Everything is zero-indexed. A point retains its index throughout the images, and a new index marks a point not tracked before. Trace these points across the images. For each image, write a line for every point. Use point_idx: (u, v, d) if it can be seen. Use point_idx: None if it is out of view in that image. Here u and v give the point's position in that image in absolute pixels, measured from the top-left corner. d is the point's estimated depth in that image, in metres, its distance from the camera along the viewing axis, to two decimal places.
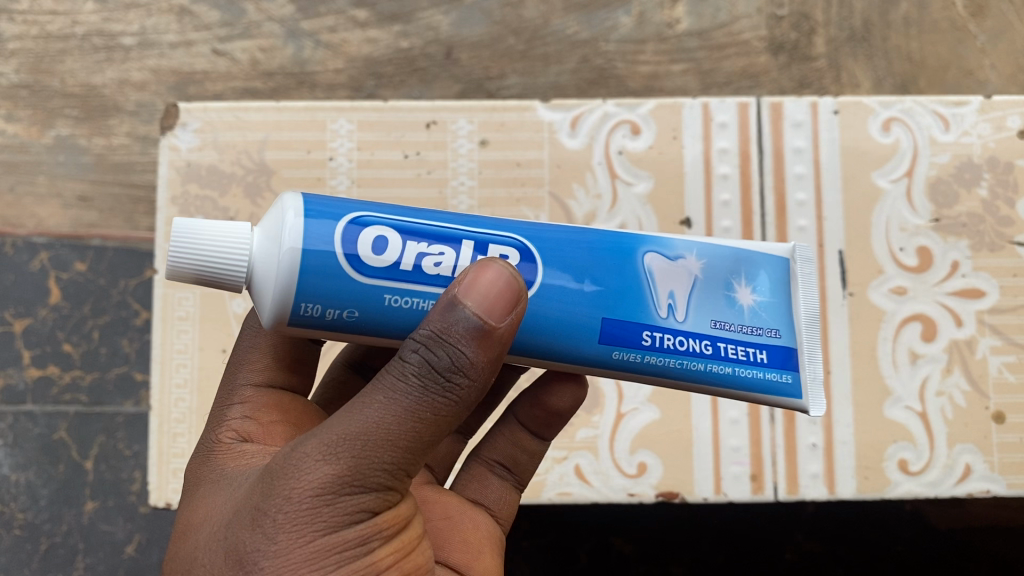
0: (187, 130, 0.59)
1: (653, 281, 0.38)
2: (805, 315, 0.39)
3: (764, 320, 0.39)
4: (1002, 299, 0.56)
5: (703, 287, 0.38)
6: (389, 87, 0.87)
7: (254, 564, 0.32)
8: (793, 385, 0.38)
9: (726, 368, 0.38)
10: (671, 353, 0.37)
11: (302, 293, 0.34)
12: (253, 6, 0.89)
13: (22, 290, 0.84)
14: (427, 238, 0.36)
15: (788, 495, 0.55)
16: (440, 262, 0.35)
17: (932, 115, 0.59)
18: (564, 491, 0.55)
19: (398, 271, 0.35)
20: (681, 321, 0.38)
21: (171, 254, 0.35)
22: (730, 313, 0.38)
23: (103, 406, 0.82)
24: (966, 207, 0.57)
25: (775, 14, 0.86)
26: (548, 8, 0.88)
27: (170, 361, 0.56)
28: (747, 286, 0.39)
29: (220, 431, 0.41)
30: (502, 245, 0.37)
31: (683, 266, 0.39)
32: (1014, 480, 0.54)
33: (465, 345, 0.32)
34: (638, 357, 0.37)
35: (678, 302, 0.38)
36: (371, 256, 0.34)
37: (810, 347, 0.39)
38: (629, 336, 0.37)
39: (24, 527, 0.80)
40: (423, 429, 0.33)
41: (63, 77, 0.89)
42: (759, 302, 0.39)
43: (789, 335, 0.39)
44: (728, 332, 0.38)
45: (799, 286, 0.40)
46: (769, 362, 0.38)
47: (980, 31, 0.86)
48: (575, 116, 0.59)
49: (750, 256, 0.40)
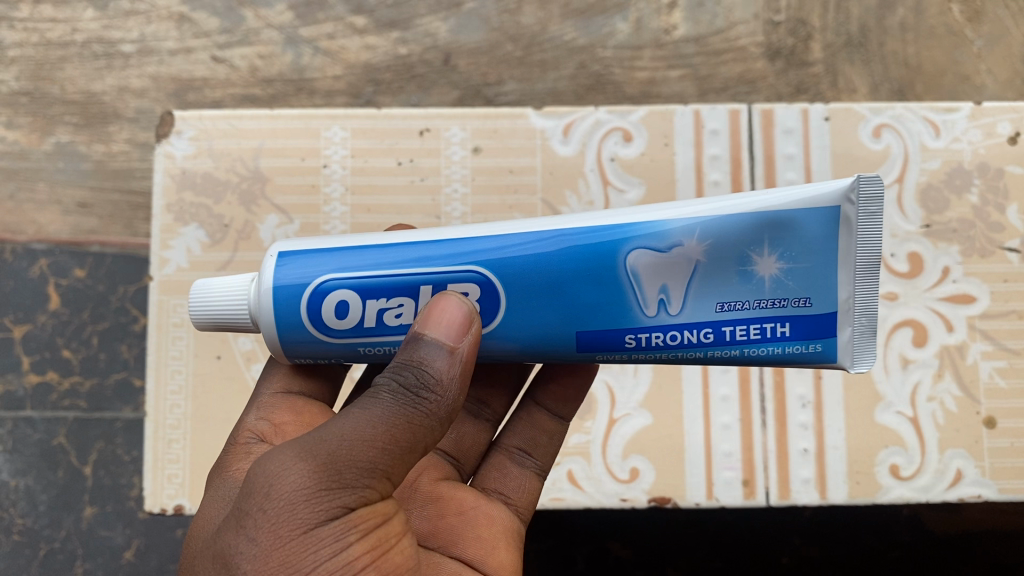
0: (182, 138, 0.59)
1: (640, 283, 0.37)
2: (860, 263, 0.36)
3: (790, 288, 0.37)
4: (993, 304, 0.56)
5: (706, 275, 0.37)
6: (387, 94, 0.88)
7: (235, 564, 0.32)
8: (825, 351, 0.37)
9: (734, 352, 0.37)
10: (662, 348, 0.37)
11: (291, 352, 0.38)
12: (252, 14, 0.89)
13: (22, 296, 0.84)
14: (384, 293, 0.37)
15: (780, 500, 0.56)
16: (400, 314, 0.37)
17: (921, 121, 0.59)
18: (557, 496, 0.55)
19: (363, 328, 0.37)
20: (675, 315, 0.37)
21: (194, 311, 0.40)
22: (745, 291, 0.37)
23: (102, 412, 0.83)
24: (957, 213, 0.58)
25: (771, 21, 0.87)
26: (546, 15, 0.88)
27: (165, 367, 0.57)
28: (769, 255, 0.37)
29: (238, 433, 0.43)
30: (462, 282, 0.37)
31: (682, 255, 0.37)
32: (1006, 484, 0.55)
33: (430, 364, 0.34)
34: (625, 356, 0.38)
35: (671, 296, 0.37)
36: (336, 321, 0.37)
37: (864, 298, 0.37)
38: (611, 339, 0.37)
39: (23, 532, 0.80)
40: (397, 433, 0.33)
41: (63, 85, 0.89)
42: (786, 268, 0.37)
43: (820, 298, 0.37)
44: (738, 312, 0.37)
45: (853, 232, 0.36)
46: (793, 335, 0.37)
47: (976, 37, 0.86)
48: (568, 123, 0.60)
49: (778, 217, 0.36)
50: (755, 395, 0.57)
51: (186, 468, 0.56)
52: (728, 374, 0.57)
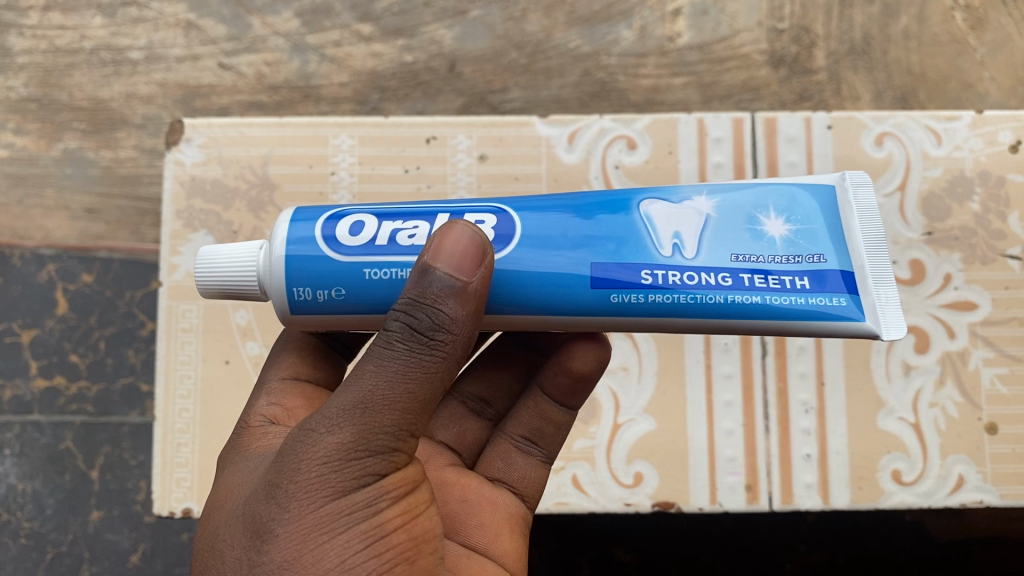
0: (191, 145, 0.60)
1: (654, 226, 0.37)
2: (864, 239, 0.37)
3: (802, 247, 0.36)
4: (994, 311, 0.57)
5: (717, 226, 0.37)
6: (393, 101, 0.88)
7: (270, 534, 0.32)
8: (849, 309, 0.35)
9: (755, 298, 0.35)
10: (679, 289, 0.35)
11: (291, 279, 0.35)
12: (259, 21, 0.90)
13: (30, 301, 0.85)
14: (402, 217, 0.37)
15: (783, 505, 0.56)
16: (414, 235, 0.36)
17: (923, 129, 0.60)
18: (561, 501, 0.56)
19: (373, 247, 0.35)
20: (691, 258, 0.36)
21: (199, 278, 0.38)
22: (757, 246, 0.36)
23: (109, 416, 0.83)
24: (959, 221, 0.58)
25: (775, 28, 0.88)
26: (550, 23, 0.89)
27: (174, 372, 0.57)
28: (776, 218, 0.37)
29: (249, 417, 0.43)
30: (479, 212, 0.37)
31: (692, 208, 0.37)
32: (1008, 490, 0.55)
33: (442, 303, 0.33)
34: (641, 298, 0.35)
35: (685, 241, 0.36)
36: (348, 237, 0.36)
37: (875, 269, 0.36)
38: (627, 277, 0.35)
39: (30, 536, 0.81)
40: (416, 389, 0.33)
41: (71, 91, 0.90)
42: (795, 230, 0.37)
43: (833, 257, 0.36)
44: (753, 263, 0.36)
45: (852, 211, 0.37)
46: (812, 288, 0.36)
47: (979, 45, 0.87)
48: (572, 131, 0.60)
49: (781, 187, 0.38)
50: (759, 399, 0.57)
51: (194, 472, 0.56)
52: (732, 380, 0.57)
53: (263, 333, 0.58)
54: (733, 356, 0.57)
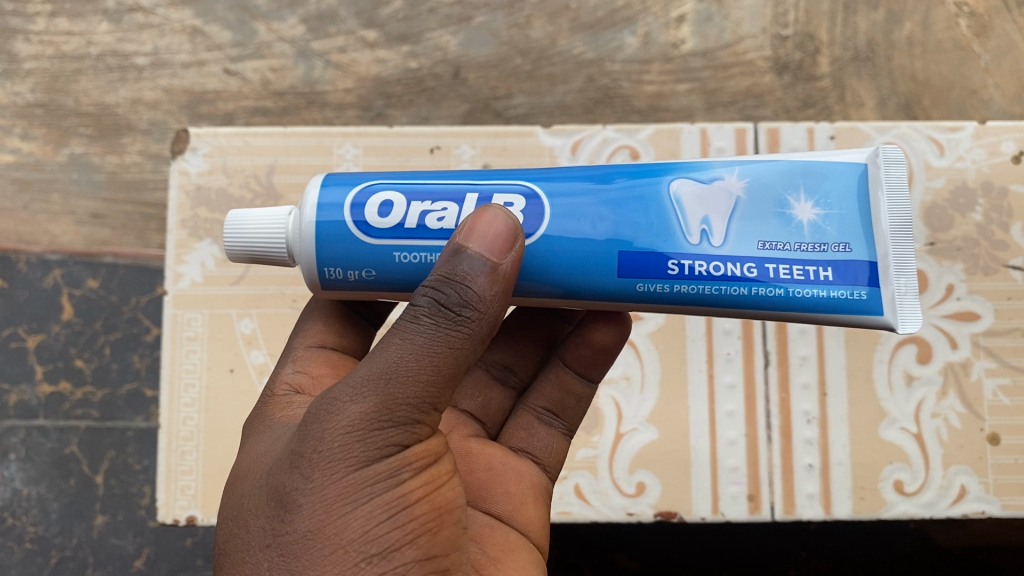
0: (197, 154, 0.61)
1: (682, 210, 0.37)
2: (891, 225, 0.36)
3: (827, 234, 0.36)
4: (996, 322, 0.57)
5: (746, 210, 0.37)
6: (398, 107, 0.89)
7: (294, 503, 0.33)
8: (870, 301, 0.36)
9: (777, 291, 0.36)
10: (704, 280, 0.36)
11: (323, 258, 0.36)
12: (265, 27, 0.91)
13: (35, 306, 0.85)
14: (430, 197, 0.37)
15: (785, 515, 0.56)
16: (442, 218, 0.36)
17: (926, 140, 0.60)
18: (564, 510, 0.56)
19: (403, 230, 0.36)
20: (718, 247, 0.36)
21: (228, 240, 0.39)
22: (783, 232, 0.36)
23: (114, 421, 0.84)
24: (961, 231, 0.58)
25: (779, 35, 0.88)
26: (554, 29, 0.89)
27: (178, 380, 0.58)
28: (806, 201, 0.37)
29: (275, 386, 0.44)
30: (508, 194, 0.37)
31: (721, 189, 0.37)
32: (1009, 501, 0.55)
33: (471, 282, 0.33)
34: (667, 287, 0.36)
35: (713, 227, 0.36)
36: (377, 219, 0.36)
37: (897, 257, 0.36)
38: (653, 266, 0.36)
39: (35, 540, 0.81)
40: (441, 363, 0.33)
41: (78, 97, 0.91)
42: (823, 215, 0.36)
43: (859, 245, 0.36)
44: (779, 252, 0.36)
45: (882, 193, 0.36)
46: (835, 279, 0.36)
47: (983, 51, 0.87)
48: (576, 140, 0.61)
49: (812, 167, 0.37)
50: (761, 409, 0.57)
51: (198, 480, 0.57)
52: (734, 391, 0.57)
53: (268, 342, 0.58)
54: (736, 366, 0.58)
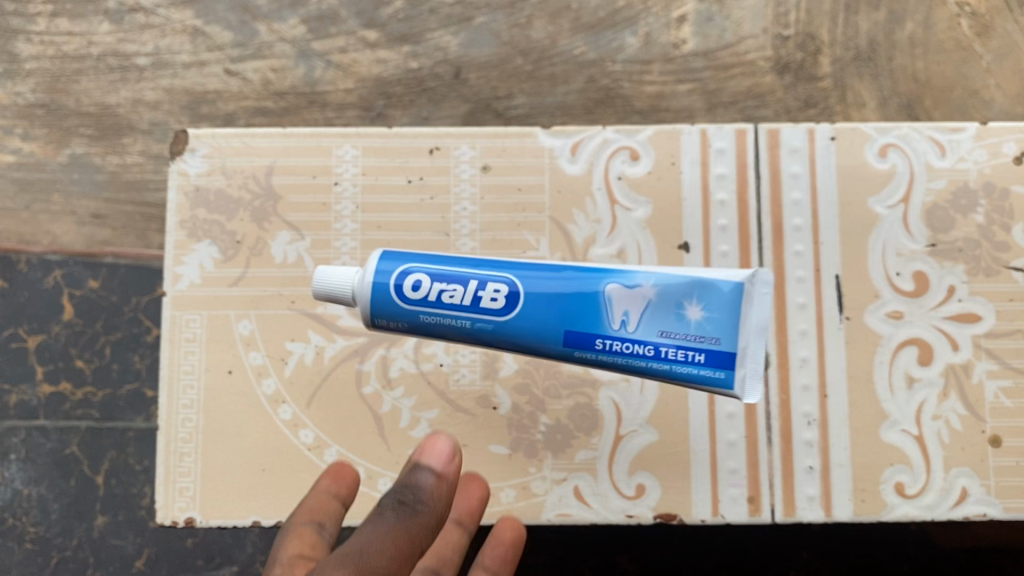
0: (196, 156, 0.60)
1: (612, 302, 0.45)
2: (754, 325, 0.45)
3: (707, 331, 0.44)
4: (998, 323, 0.57)
5: (655, 307, 0.45)
6: (399, 108, 0.89)
7: None
8: (725, 380, 0.44)
9: (663, 366, 0.44)
10: (619, 354, 0.45)
11: (372, 313, 0.48)
12: (265, 27, 0.91)
13: (36, 306, 0.86)
14: (447, 278, 0.47)
15: (785, 517, 0.56)
16: (454, 295, 0.46)
17: (927, 141, 0.59)
18: (563, 512, 0.56)
19: (427, 300, 0.47)
20: (632, 331, 0.45)
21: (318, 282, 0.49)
22: (676, 326, 0.45)
23: (114, 422, 0.84)
24: (962, 233, 0.58)
25: (780, 35, 0.87)
26: (555, 29, 0.89)
27: (177, 382, 0.58)
28: (696, 305, 0.45)
29: None
30: (494, 280, 0.47)
31: (641, 291, 0.45)
32: (1011, 504, 0.55)
33: None
34: (592, 356, 0.45)
35: (631, 317, 0.45)
36: (410, 290, 0.47)
37: (753, 350, 0.44)
38: (585, 340, 0.45)
39: (35, 541, 0.82)
40: None
41: (79, 97, 0.91)
42: (707, 317, 0.45)
43: (729, 342, 0.44)
44: (671, 339, 0.44)
45: (750, 305, 0.45)
46: (705, 362, 0.44)
47: (985, 51, 0.86)
48: (576, 142, 0.60)
49: (704, 281, 0.45)
50: (761, 411, 0.57)
51: (197, 482, 0.57)
52: None
53: (266, 343, 0.58)
54: None
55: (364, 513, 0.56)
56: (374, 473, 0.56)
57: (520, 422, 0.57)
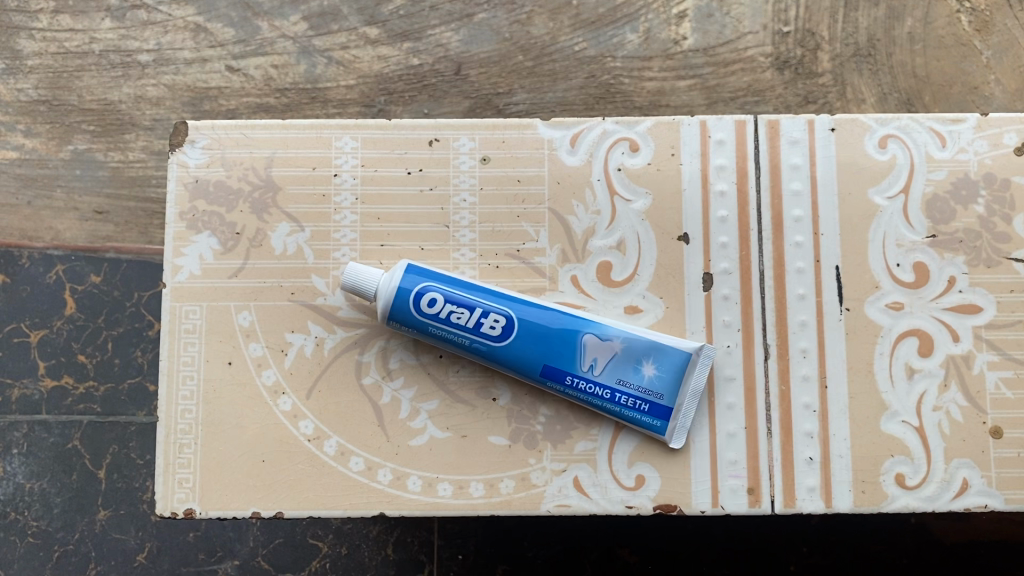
0: (196, 147, 0.61)
1: (585, 349, 0.54)
2: (692, 389, 0.54)
3: (657, 388, 0.54)
4: (999, 314, 0.57)
5: (620, 360, 0.54)
6: (399, 104, 0.89)
7: None
8: (660, 428, 0.54)
9: (615, 408, 0.54)
10: (582, 391, 0.54)
11: (390, 316, 0.55)
12: (267, 24, 0.91)
13: (39, 301, 0.86)
14: (458, 302, 0.54)
15: (785, 508, 0.56)
16: (461, 315, 0.54)
17: (928, 132, 0.59)
18: (562, 503, 0.56)
19: (438, 316, 0.54)
20: (597, 374, 0.54)
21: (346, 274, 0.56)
22: (633, 380, 0.53)
23: (116, 416, 0.84)
24: (963, 223, 0.58)
25: (780, 31, 0.87)
26: (556, 26, 0.89)
27: (177, 373, 0.58)
28: (652, 366, 0.54)
29: None
30: (496, 310, 0.54)
31: (610, 345, 0.54)
32: (1011, 495, 0.55)
33: None
34: (561, 388, 0.54)
35: (598, 363, 0.54)
36: (425, 306, 0.54)
37: (688, 407, 0.54)
38: (558, 374, 0.54)
39: (37, 534, 0.82)
40: None
41: (81, 94, 0.91)
42: (657, 376, 0.54)
43: (672, 398, 0.54)
44: (627, 388, 0.54)
45: (693, 372, 0.54)
46: (649, 412, 0.54)
47: (985, 47, 0.86)
48: (575, 133, 0.60)
49: (663, 347, 0.54)
50: (761, 402, 0.57)
51: (197, 473, 0.57)
52: (734, 383, 0.57)
53: (266, 334, 0.59)
54: (736, 359, 0.57)
55: (365, 505, 0.56)
56: (373, 463, 0.56)
57: (520, 413, 0.57)
